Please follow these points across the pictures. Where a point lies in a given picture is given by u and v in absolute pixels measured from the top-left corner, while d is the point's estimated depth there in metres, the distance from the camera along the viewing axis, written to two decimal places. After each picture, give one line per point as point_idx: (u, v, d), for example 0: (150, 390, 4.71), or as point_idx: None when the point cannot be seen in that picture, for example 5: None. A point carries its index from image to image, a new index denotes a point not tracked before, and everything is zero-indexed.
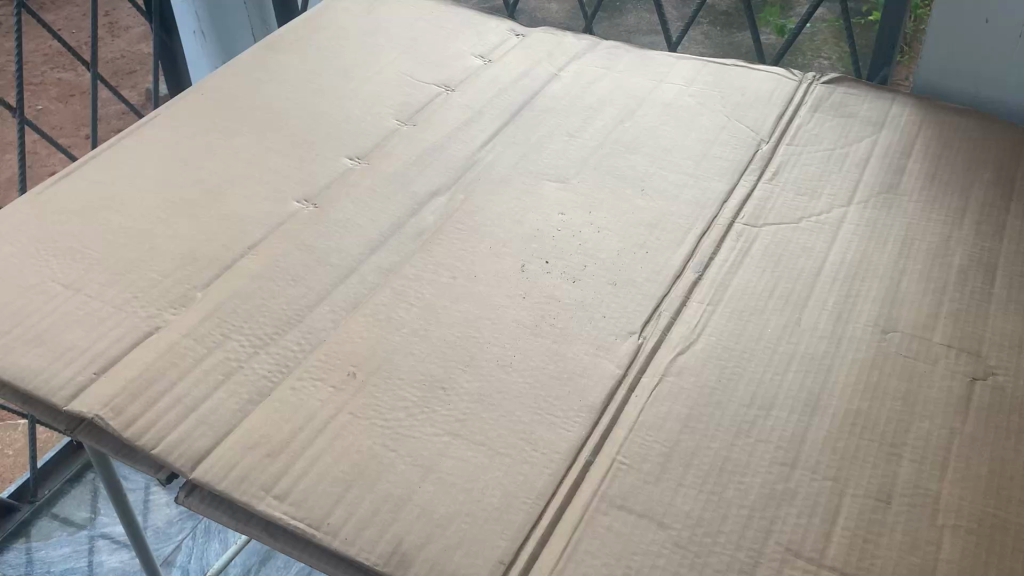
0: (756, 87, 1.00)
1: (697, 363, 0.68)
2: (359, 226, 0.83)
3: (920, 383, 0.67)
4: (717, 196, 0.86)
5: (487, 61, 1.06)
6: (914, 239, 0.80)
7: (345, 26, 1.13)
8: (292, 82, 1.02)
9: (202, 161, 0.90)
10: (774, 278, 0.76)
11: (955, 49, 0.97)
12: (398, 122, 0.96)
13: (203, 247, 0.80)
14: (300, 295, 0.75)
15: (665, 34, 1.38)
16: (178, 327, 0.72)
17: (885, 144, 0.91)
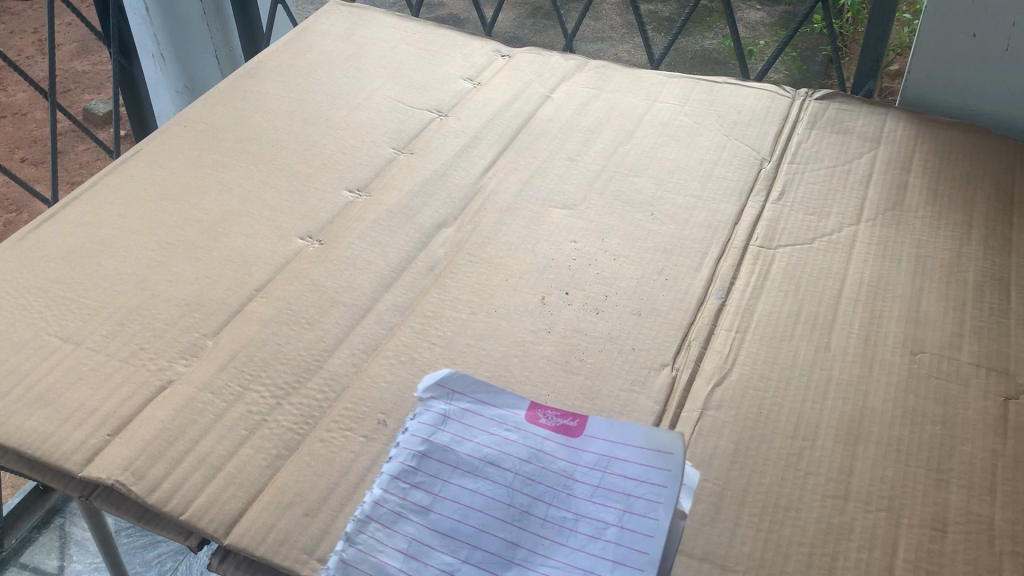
0: (751, 105, 1.00)
1: (735, 395, 0.68)
2: (369, 263, 0.80)
3: (955, 405, 0.67)
4: (728, 218, 0.85)
5: (477, 84, 1.05)
6: (927, 256, 0.81)
7: (326, 48, 1.10)
8: (278, 110, 0.99)
9: (194, 198, 0.86)
10: (798, 302, 0.76)
11: (943, 62, 0.99)
12: (395, 150, 0.94)
13: (207, 290, 0.76)
14: (316, 339, 0.72)
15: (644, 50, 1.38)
16: (192, 380, 0.69)
17: (885, 159, 0.92)
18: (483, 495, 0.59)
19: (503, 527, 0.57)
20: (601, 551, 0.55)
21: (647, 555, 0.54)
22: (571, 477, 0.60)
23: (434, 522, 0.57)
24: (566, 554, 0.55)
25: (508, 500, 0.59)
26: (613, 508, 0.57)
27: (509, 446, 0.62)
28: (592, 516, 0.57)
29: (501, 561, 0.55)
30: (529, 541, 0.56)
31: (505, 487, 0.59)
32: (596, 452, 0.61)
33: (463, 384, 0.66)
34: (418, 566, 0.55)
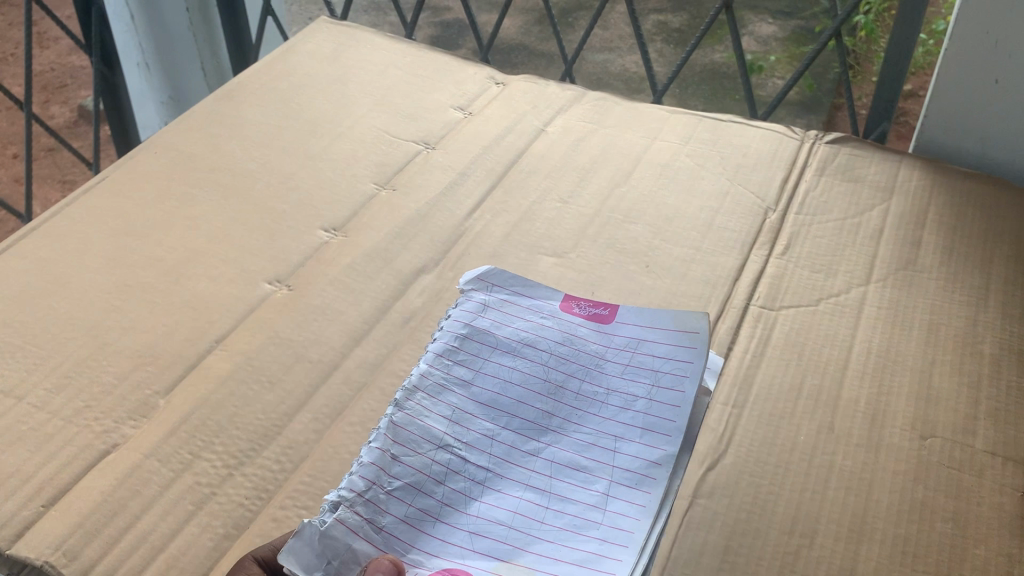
0: (757, 147, 0.94)
1: (728, 481, 0.62)
2: (340, 313, 0.74)
3: (969, 500, 0.61)
4: (727, 273, 0.80)
5: (468, 114, 0.99)
6: (940, 323, 0.75)
7: (311, 71, 1.04)
8: (256, 137, 0.93)
9: (159, 234, 0.81)
10: (800, 373, 0.70)
11: (964, 106, 0.93)
12: (376, 186, 0.88)
13: (164, 342, 0.71)
14: (277, 401, 0.67)
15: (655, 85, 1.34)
16: (138, 446, 0.63)
17: (898, 212, 0.86)
18: (520, 369, 0.63)
19: (541, 399, 0.61)
20: (631, 421, 0.59)
21: (672, 422, 0.57)
22: (602, 358, 0.65)
23: (476, 394, 0.60)
24: (596, 424, 0.60)
25: (544, 375, 0.63)
26: (642, 382, 0.61)
27: (544, 331, 0.66)
28: (620, 390, 0.62)
29: (536, 428, 0.60)
30: (562, 411, 0.61)
31: (541, 364, 0.63)
32: (626, 335, 0.66)
33: (501, 278, 0.70)
34: (462, 430, 0.58)
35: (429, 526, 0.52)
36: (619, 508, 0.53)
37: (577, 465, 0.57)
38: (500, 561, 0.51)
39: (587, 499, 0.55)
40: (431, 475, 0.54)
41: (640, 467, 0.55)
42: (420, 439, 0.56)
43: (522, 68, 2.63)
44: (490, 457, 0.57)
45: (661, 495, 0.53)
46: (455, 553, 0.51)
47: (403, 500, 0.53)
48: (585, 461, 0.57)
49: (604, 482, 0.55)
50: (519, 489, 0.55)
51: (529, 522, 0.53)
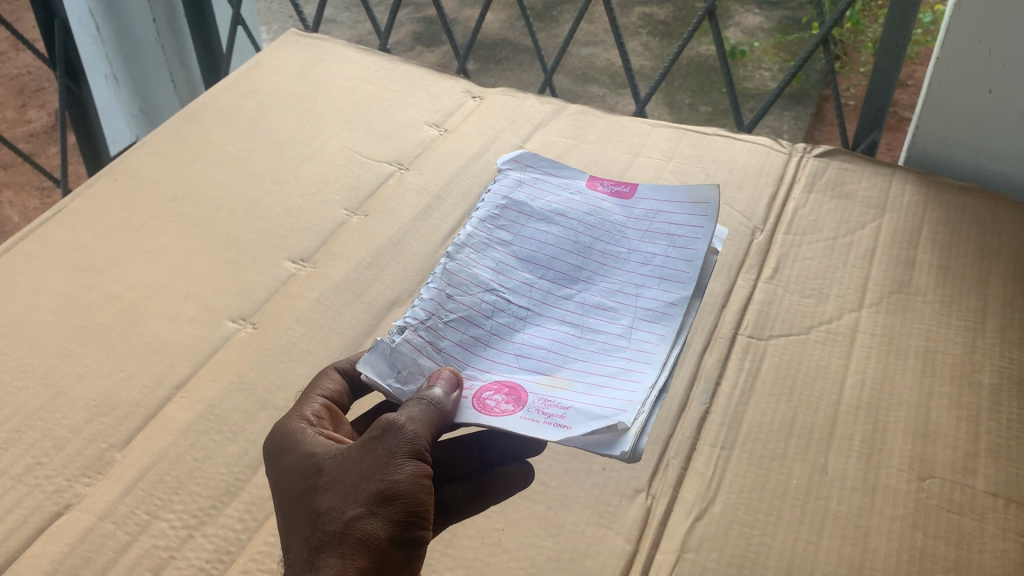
0: (744, 161, 0.91)
1: (717, 532, 0.59)
2: (308, 353, 0.71)
3: (971, 547, 0.58)
4: (714, 300, 0.76)
5: (443, 131, 0.96)
6: (937, 351, 0.72)
7: (279, 88, 1.01)
8: (221, 161, 0.89)
9: (118, 269, 0.77)
10: (791, 410, 0.67)
11: (956, 116, 0.90)
12: (347, 212, 0.84)
13: (121, 389, 0.67)
14: (241, 453, 0.63)
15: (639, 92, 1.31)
16: (92, 507, 0.60)
17: (890, 230, 0.83)
18: (554, 235, 0.70)
19: (573, 253, 0.68)
20: (650, 272, 0.65)
21: (686, 271, 0.64)
22: (624, 226, 0.71)
23: (516, 253, 0.68)
24: (621, 275, 0.66)
25: (575, 238, 0.69)
26: (658, 243, 0.68)
27: (574, 204, 0.73)
28: (647, 251, 0.68)
29: (568, 280, 0.66)
30: (592, 266, 0.67)
31: (572, 230, 0.70)
32: (646, 207, 0.73)
33: (534, 160, 0.79)
34: (505, 279, 0.65)
35: (480, 349, 0.59)
36: (642, 337, 0.59)
37: (605, 306, 0.63)
38: (542, 374, 0.56)
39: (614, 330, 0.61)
40: (480, 310, 0.61)
41: (659, 307, 0.61)
42: (471, 284, 0.63)
43: (507, 63, 2.58)
44: (529, 299, 0.64)
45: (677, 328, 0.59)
46: (503, 369, 0.57)
47: (458, 329, 0.60)
48: (611, 302, 0.63)
49: (628, 317, 0.61)
50: (555, 323, 0.62)
51: (567, 346, 0.59)
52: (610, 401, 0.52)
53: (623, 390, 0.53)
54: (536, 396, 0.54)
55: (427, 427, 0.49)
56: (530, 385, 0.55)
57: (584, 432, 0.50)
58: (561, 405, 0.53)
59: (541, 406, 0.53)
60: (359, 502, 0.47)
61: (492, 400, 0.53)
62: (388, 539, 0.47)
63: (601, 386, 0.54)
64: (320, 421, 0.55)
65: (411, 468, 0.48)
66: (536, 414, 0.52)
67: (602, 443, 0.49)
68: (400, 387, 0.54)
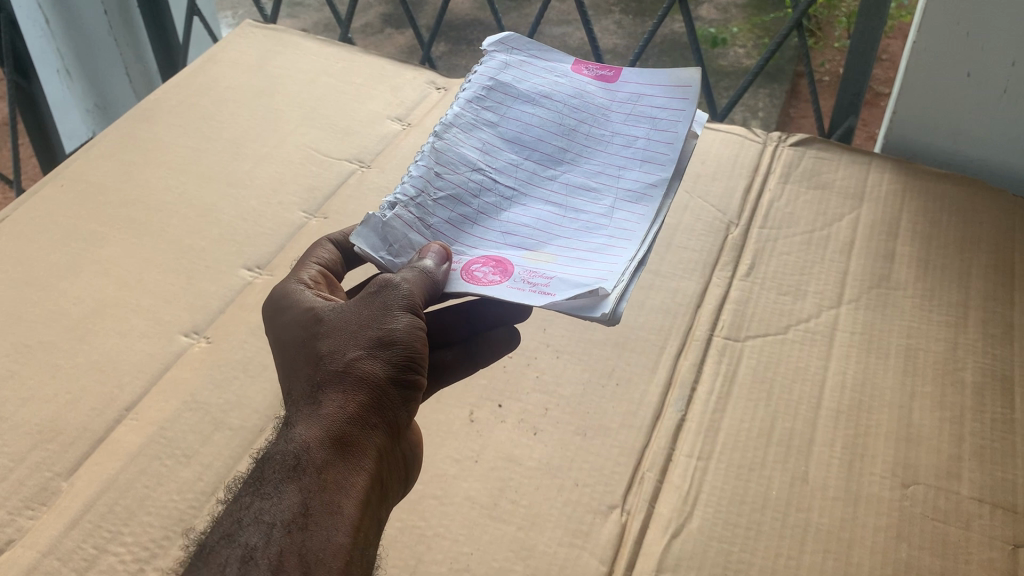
0: (716, 153, 0.89)
1: (694, 550, 0.56)
2: (265, 367, 0.67)
3: (956, 558, 0.56)
4: (689, 300, 0.74)
5: (406, 125, 0.92)
6: (918, 349, 0.70)
7: (234, 83, 0.97)
8: (173, 163, 0.86)
9: (64, 283, 0.73)
10: (769, 416, 0.64)
11: (934, 101, 0.87)
12: (306, 215, 0.81)
13: (67, 413, 0.64)
14: (194, 478, 0.60)
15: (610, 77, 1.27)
16: (36, 542, 0.56)
17: (868, 221, 0.81)
18: (540, 114, 0.63)
19: (558, 131, 0.63)
20: (632, 154, 0.60)
21: (667, 153, 0.59)
22: (607, 109, 0.65)
23: (502, 132, 0.62)
24: (603, 156, 0.61)
25: (559, 120, 0.63)
26: (642, 125, 0.62)
27: (558, 87, 0.66)
28: (631, 133, 0.62)
29: (552, 160, 0.61)
30: (576, 147, 0.62)
31: (556, 111, 0.64)
32: (628, 91, 0.66)
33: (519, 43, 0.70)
34: (491, 159, 0.60)
35: (467, 228, 0.56)
36: (623, 217, 0.56)
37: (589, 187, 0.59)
38: (526, 251, 0.54)
39: (597, 211, 0.57)
40: (467, 189, 0.58)
41: (640, 188, 0.58)
42: (456, 163, 0.59)
43: (478, 45, 2.52)
44: (515, 179, 0.59)
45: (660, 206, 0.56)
46: (489, 246, 0.54)
47: (446, 207, 0.57)
48: (595, 184, 0.59)
49: (609, 198, 0.58)
50: (540, 204, 0.58)
51: (551, 224, 0.56)
52: (593, 271, 0.50)
53: (604, 263, 0.51)
54: (522, 268, 0.52)
55: (424, 288, 0.50)
56: (516, 258, 0.53)
57: (566, 298, 0.48)
58: (545, 275, 0.51)
59: (526, 276, 0.51)
60: (359, 345, 0.50)
61: (481, 272, 0.52)
62: (386, 379, 0.50)
63: (585, 259, 0.52)
64: (317, 285, 0.57)
65: (407, 319, 0.50)
66: (521, 283, 0.50)
67: (585, 305, 0.48)
68: (393, 261, 0.54)
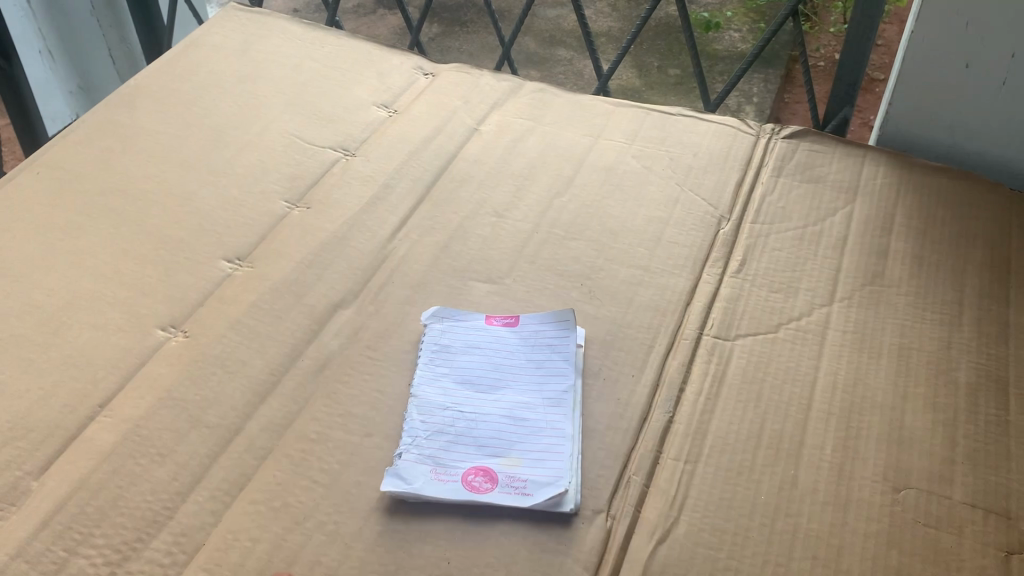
0: (709, 145, 0.87)
1: (681, 557, 0.55)
2: (243, 364, 0.66)
3: (948, 566, 0.55)
4: (679, 296, 0.72)
5: (393, 113, 0.90)
6: (911, 348, 0.68)
7: (217, 67, 0.94)
8: (152, 150, 0.83)
9: (37, 274, 0.71)
10: (759, 417, 0.63)
11: (931, 93, 0.86)
12: (289, 205, 0.79)
13: (39, 410, 0.62)
14: (169, 479, 0.58)
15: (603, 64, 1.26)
16: (4, 544, 0.55)
17: (862, 217, 0.79)
18: (465, 352, 0.68)
19: (496, 357, 0.68)
20: (546, 365, 0.67)
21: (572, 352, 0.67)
22: (510, 327, 0.70)
23: (442, 373, 0.67)
24: (520, 374, 0.67)
25: (479, 348, 0.69)
26: (545, 334, 0.69)
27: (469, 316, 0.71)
28: (543, 359, 0.67)
29: (482, 390, 0.66)
30: (498, 371, 0.67)
31: (476, 341, 0.69)
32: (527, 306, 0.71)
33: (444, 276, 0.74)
34: (436, 402, 0.64)
35: (436, 466, 0.59)
36: (555, 422, 0.63)
37: (519, 405, 0.65)
38: (491, 468, 0.60)
39: (532, 426, 0.63)
40: (422, 431, 0.62)
41: (559, 393, 0.65)
42: (409, 410, 0.64)
43: (471, 26, 2.48)
44: (461, 414, 0.64)
45: (577, 399, 0.64)
46: (456, 471, 0.59)
47: (414, 449, 0.61)
48: (522, 401, 0.65)
49: (538, 410, 0.64)
50: (487, 430, 0.63)
51: (502, 446, 0.61)
52: (552, 472, 0.59)
53: (556, 462, 0.60)
54: (503, 472, 0.59)
55: None
56: (489, 472, 0.59)
57: (542, 497, 0.57)
58: (517, 486, 0.58)
59: (507, 480, 0.59)
60: None
61: (474, 479, 0.59)
62: None
63: (542, 462, 0.60)
64: None
65: None
66: (505, 492, 0.58)
67: (555, 499, 0.57)
68: None
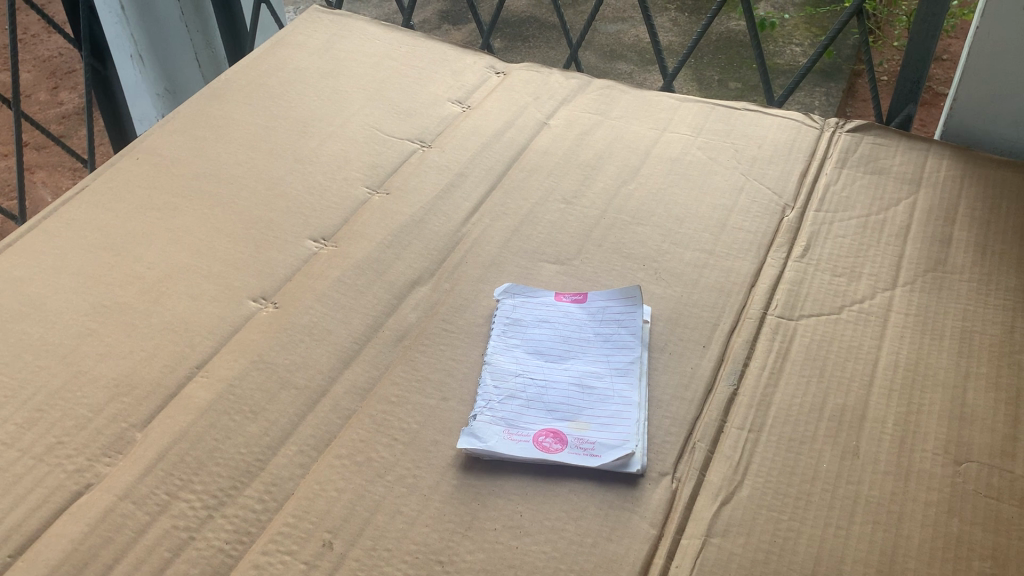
0: (773, 137, 0.89)
1: (744, 517, 0.57)
2: (328, 332, 0.70)
3: (1009, 534, 0.56)
4: (743, 278, 0.74)
5: (466, 107, 0.94)
6: (973, 332, 0.69)
7: (301, 65, 1.00)
8: (242, 139, 0.89)
9: (138, 249, 0.77)
10: (821, 391, 0.65)
11: (995, 88, 0.87)
12: (368, 190, 0.83)
13: (143, 369, 0.67)
14: (261, 433, 0.63)
15: (668, 68, 1.29)
16: (112, 486, 0.59)
17: (925, 207, 0.81)
18: (537, 324, 0.72)
19: (566, 330, 0.71)
20: (615, 337, 0.70)
21: (641, 326, 0.70)
22: (581, 304, 0.73)
23: (514, 345, 0.70)
24: (589, 346, 0.70)
25: (549, 322, 0.72)
26: (614, 309, 0.72)
27: (542, 292, 0.74)
28: (611, 332, 0.70)
29: (552, 361, 0.69)
30: (567, 343, 0.71)
31: (547, 316, 0.72)
32: (598, 287, 0.74)
33: (513, 252, 0.78)
34: (509, 370, 0.68)
35: (510, 427, 0.63)
36: (623, 390, 0.66)
37: (589, 374, 0.68)
38: (562, 430, 0.63)
39: (600, 392, 0.66)
40: (497, 396, 0.65)
41: (628, 363, 0.68)
42: (485, 377, 0.67)
43: (534, 41, 2.53)
44: (533, 383, 0.67)
45: (644, 369, 0.67)
46: (530, 433, 0.62)
47: (488, 411, 0.64)
48: (592, 371, 0.68)
49: (607, 379, 0.67)
50: (557, 397, 0.66)
51: (571, 412, 0.64)
52: (622, 436, 0.62)
53: (625, 426, 0.62)
54: (573, 434, 0.62)
55: None
56: (561, 434, 0.62)
57: (610, 457, 0.60)
58: (587, 447, 0.61)
59: (577, 443, 0.62)
60: None
61: (543, 443, 0.62)
62: None
63: (611, 428, 0.63)
64: None
65: None
66: (575, 455, 0.60)
67: (622, 460, 0.60)
68: None
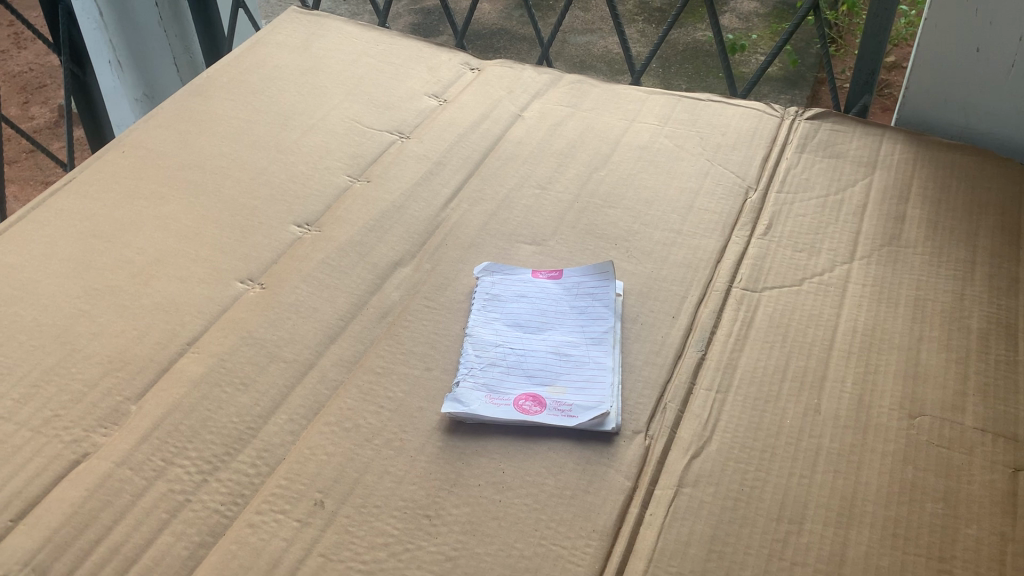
0: (737, 125, 0.94)
1: (713, 469, 0.60)
2: (314, 310, 0.73)
3: (959, 479, 0.60)
4: (709, 255, 0.78)
5: (443, 101, 0.98)
6: (926, 299, 0.74)
7: (281, 63, 1.03)
8: (226, 132, 0.92)
9: (127, 236, 0.79)
10: (785, 355, 0.69)
11: (944, 77, 0.91)
12: (350, 178, 0.86)
13: (135, 346, 0.69)
14: (252, 403, 0.65)
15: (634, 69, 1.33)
16: (109, 454, 0.62)
17: (880, 188, 0.85)
18: (515, 298, 0.75)
19: (542, 304, 0.75)
20: (590, 309, 0.73)
21: (614, 299, 0.73)
22: (557, 280, 0.77)
23: (494, 317, 0.73)
24: (565, 318, 0.73)
25: (527, 297, 0.75)
26: (588, 283, 0.75)
27: (519, 270, 0.78)
28: (585, 304, 0.74)
29: (530, 333, 0.72)
30: (544, 316, 0.74)
31: (525, 291, 0.76)
32: (573, 264, 0.78)
33: (491, 235, 0.81)
34: (489, 341, 0.71)
35: (491, 392, 0.66)
36: (598, 358, 0.69)
37: (565, 344, 0.71)
38: (540, 394, 0.66)
39: (576, 359, 0.69)
40: (478, 365, 0.68)
41: (602, 333, 0.71)
42: (466, 347, 0.70)
43: (505, 52, 2.58)
44: (512, 353, 0.70)
45: (617, 338, 0.70)
46: (510, 397, 0.65)
47: (470, 378, 0.67)
48: (568, 341, 0.71)
49: (582, 348, 0.70)
50: (535, 364, 0.69)
51: (549, 378, 0.68)
52: (597, 398, 0.65)
53: (599, 390, 0.66)
54: (551, 398, 0.66)
55: None
56: (540, 398, 0.65)
57: (586, 417, 0.63)
58: (564, 408, 0.64)
59: (555, 406, 0.65)
60: None
61: (523, 406, 0.65)
62: None
63: (586, 391, 0.66)
64: None
65: None
66: (553, 416, 0.64)
67: (598, 419, 0.63)
68: None
